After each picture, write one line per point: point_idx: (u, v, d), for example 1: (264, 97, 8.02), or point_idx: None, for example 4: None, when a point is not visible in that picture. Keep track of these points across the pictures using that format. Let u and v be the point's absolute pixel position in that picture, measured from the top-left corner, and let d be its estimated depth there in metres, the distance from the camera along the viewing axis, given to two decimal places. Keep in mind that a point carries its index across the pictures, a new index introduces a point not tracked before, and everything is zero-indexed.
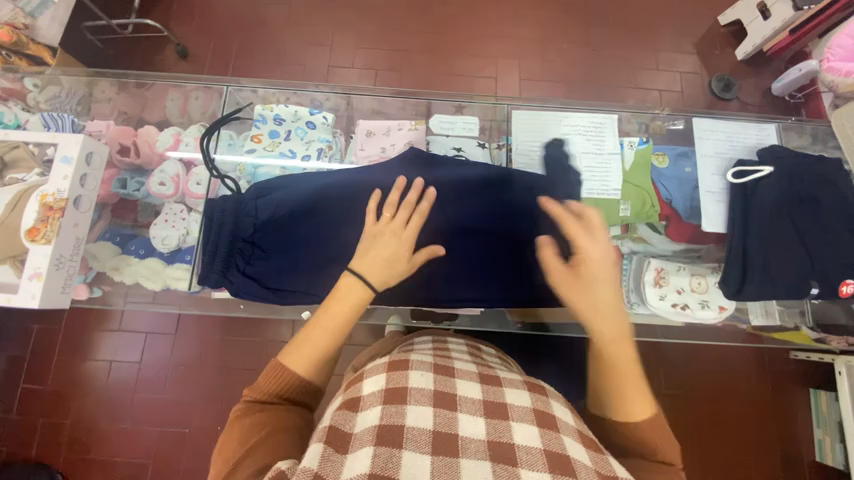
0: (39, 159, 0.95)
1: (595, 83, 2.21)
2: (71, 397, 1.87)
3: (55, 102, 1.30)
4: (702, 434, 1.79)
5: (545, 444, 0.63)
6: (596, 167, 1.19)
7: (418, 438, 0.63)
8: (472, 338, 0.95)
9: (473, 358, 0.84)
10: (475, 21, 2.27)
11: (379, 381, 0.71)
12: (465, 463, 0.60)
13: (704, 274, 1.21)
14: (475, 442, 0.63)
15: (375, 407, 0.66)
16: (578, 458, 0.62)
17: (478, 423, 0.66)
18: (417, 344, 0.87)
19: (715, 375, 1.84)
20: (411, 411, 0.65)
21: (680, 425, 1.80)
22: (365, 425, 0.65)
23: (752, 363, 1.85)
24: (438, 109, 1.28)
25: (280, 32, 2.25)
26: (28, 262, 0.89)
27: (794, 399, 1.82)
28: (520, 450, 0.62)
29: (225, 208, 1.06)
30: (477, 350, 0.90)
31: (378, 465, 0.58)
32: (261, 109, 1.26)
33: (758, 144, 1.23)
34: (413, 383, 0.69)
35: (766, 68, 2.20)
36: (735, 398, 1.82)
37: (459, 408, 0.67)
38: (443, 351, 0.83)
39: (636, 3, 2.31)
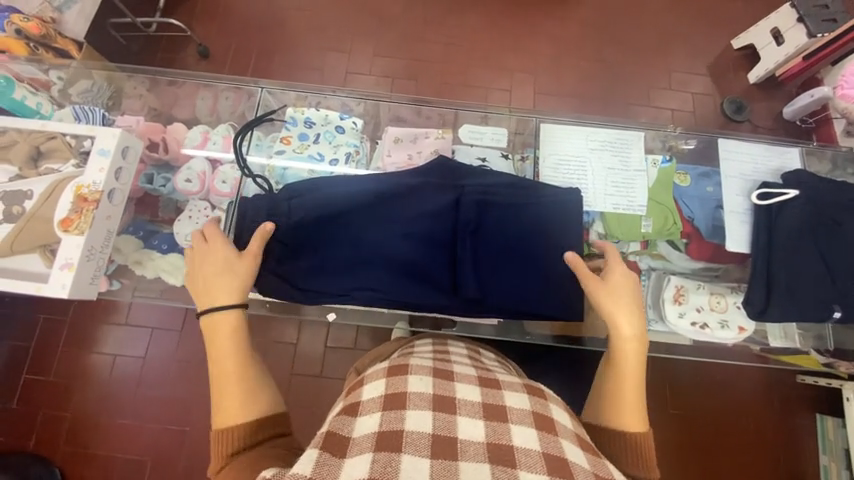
0: (76, 150, 0.96)
1: (609, 100, 2.24)
2: (73, 390, 1.86)
3: (87, 96, 1.32)
4: (704, 454, 1.78)
5: (544, 447, 0.65)
6: (620, 183, 1.21)
7: (418, 441, 0.63)
8: (472, 343, 0.98)
9: (473, 361, 0.85)
10: (492, 35, 2.31)
11: (375, 389, 0.72)
12: (465, 466, 0.61)
13: (724, 293, 1.22)
14: (474, 445, 0.64)
15: (374, 413, 0.68)
16: (576, 461, 0.65)
17: (477, 426, 0.67)
18: (417, 346, 0.90)
19: (723, 396, 1.82)
20: (411, 415, 0.66)
21: (682, 445, 1.78)
22: (363, 431, 0.66)
23: (759, 386, 1.83)
24: (466, 119, 1.29)
25: (301, 37, 2.29)
26: (61, 252, 0.90)
27: (800, 425, 1.80)
28: (519, 452, 0.64)
29: (260, 206, 1.08)
30: (476, 353, 0.92)
31: (378, 470, 0.59)
32: (292, 112, 1.29)
33: (781, 168, 1.24)
34: (413, 388, 0.71)
35: (778, 93, 2.23)
36: (740, 420, 1.81)
37: (459, 411, 0.68)
38: (443, 355, 0.84)
39: (652, 23, 2.35)
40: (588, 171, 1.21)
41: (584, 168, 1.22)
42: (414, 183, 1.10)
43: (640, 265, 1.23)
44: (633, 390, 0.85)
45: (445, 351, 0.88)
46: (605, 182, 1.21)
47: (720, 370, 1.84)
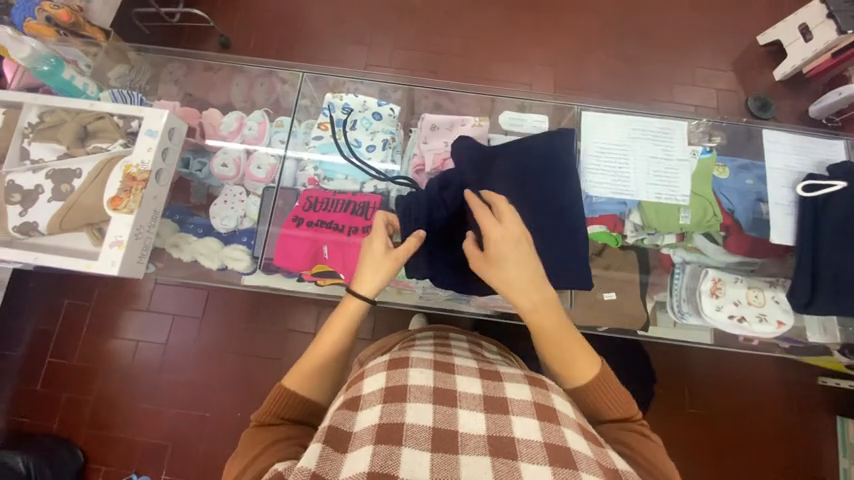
0: (124, 130, 0.98)
1: (631, 95, 2.21)
2: (95, 374, 1.89)
3: (124, 81, 1.34)
4: (721, 453, 1.76)
5: (545, 437, 0.64)
6: (662, 172, 1.20)
7: (418, 435, 0.63)
8: (473, 335, 0.99)
9: (474, 355, 0.86)
10: (514, 28, 2.29)
11: (376, 381, 0.73)
12: (465, 458, 0.60)
13: (762, 287, 1.20)
14: (475, 437, 0.64)
15: (374, 405, 0.68)
16: (579, 450, 0.63)
17: (479, 419, 0.67)
18: (418, 340, 0.90)
19: (742, 396, 1.80)
20: (411, 408, 0.67)
21: (697, 441, 1.77)
22: (363, 424, 0.66)
23: (777, 386, 1.81)
24: (505, 107, 1.30)
25: (322, 28, 2.29)
26: (110, 230, 0.92)
27: (820, 426, 1.78)
28: (520, 444, 0.63)
29: (418, 202, 1.04)
30: (477, 347, 0.93)
31: (378, 463, 0.59)
32: (331, 98, 1.30)
33: (827, 160, 1.22)
34: (413, 381, 0.71)
35: (805, 90, 2.18)
36: (757, 419, 1.79)
37: (459, 404, 0.68)
38: (444, 348, 0.85)
39: (678, 18, 2.32)
40: (628, 160, 1.21)
41: (624, 157, 1.22)
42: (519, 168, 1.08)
43: (673, 258, 1.26)
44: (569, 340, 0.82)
45: (446, 344, 0.89)
46: (646, 171, 1.20)
47: (739, 368, 1.82)
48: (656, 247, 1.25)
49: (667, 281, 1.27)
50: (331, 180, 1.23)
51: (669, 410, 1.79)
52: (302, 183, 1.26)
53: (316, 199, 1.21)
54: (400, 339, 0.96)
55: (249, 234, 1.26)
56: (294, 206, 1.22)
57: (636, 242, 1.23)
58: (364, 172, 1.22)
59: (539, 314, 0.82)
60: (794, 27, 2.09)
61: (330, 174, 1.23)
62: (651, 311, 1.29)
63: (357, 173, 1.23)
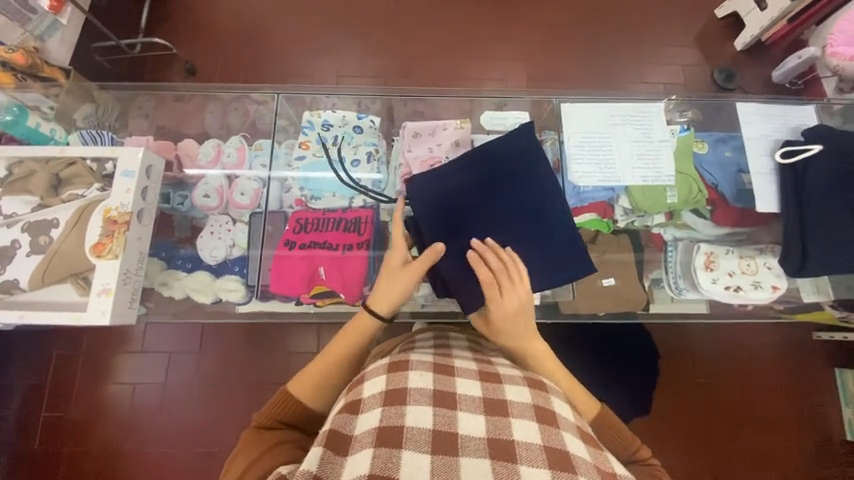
0: (98, 174, 0.94)
1: (601, 80, 2.24)
2: (94, 424, 1.83)
3: (92, 120, 1.30)
4: (729, 419, 1.79)
5: (545, 441, 0.64)
6: (645, 154, 1.22)
7: (418, 437, 0.62)
8: (473, 334, 0.97)
9: (474, 354, 0.85)
10: (481, 25, 2.30)
11: (376, 385, 0.71)
12: (465, 461, 0.60)
13: (753, 255, 1.23)
14: (474, 440, 0.63)
15: (375, 408, 0.67)
16: (577, 454, 0.64)
17: (478, 421, 0.66)
18: (419, 342, 0.89)
19: (743, 360, 1.84)
20: (411, 410, 0.66)
21: (704, 411, 1.80)
22: (365, 426, 0.65)
23: (775, 347, 1.85)
24: (484, 108, 1.30)
25: (288, 44, 2.26)
26: (96, 278, 0.89)
27: (820, 381, 1.82)
28: (520, 446, 0.63)
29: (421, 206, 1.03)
30: (476, 345, 0.91)
31: (378, 466, 0.59)
32: (309, 116, 1.28)
33: (801, 125, 1.26)
34: (412, 384, 0.70)
35: (766, 57, 2.25)
36: (760, 382, 1.83)
37: (459, 407, 0.67)
38: (444, 349, 0.84)
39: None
40: (612, 145, 1.23)
41: (608, 143, 1.23)
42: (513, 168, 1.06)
43: (664, 237, 1.26)
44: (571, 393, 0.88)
45: (446, 344, 0.88)
46: (630, 156, 1.22)
47: (737, 333, 1.86)
48: (647, 229, 1.26)
49: (661, 257, 1.26)
50: (319, 199, 1.22)
51: (676, 383, 1.82)
52: (290, 205, 1.23)
53: (306, 220, 1.20)
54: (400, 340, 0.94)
55: (240, 263, 1.23)
56: (284, 230, 1.21)
57: (628, 225, 1.24)
58: (331, 191, 1.21)
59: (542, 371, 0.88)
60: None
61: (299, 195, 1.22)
62: (649, 289, 1.28)
63: (345, 189, 1.21)
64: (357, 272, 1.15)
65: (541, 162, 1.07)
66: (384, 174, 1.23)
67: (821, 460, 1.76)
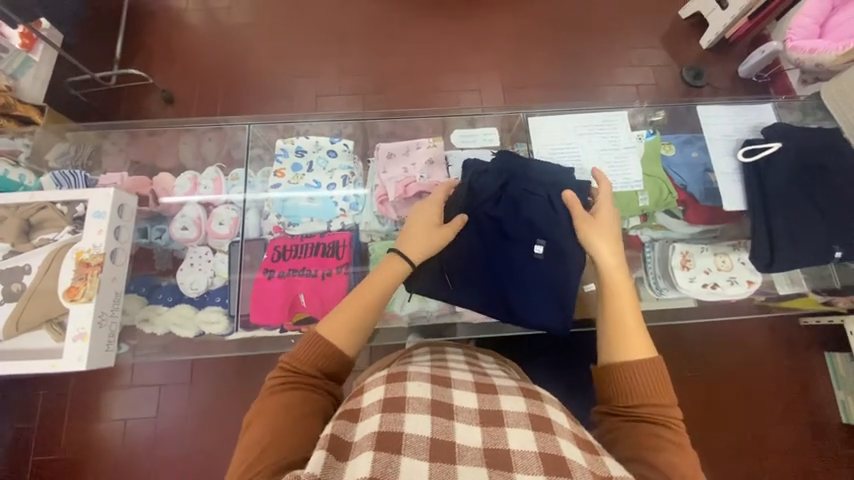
0: (69, 217, 0.94)
1: (575, 85, 2.29)
2: (86, 463, 1.76)
3: (64, 159, 1.29)
4: (726, 412, 1.81)
5: (541, 447, 0.65)
6: (613, 162, 1.25)
7: (416, 444, 0.63)
8: (470, 347, 0.96)
9: (470, 366, 0.84)
10: (454, 38, 2.35)
11: (375, 394, 0.71)
12: (461, 469, 0.61)
13: (727, 252, 1.26)
14: (471, 449, 0.64)
15: (374, 415, 0.67)
16: (573, 460, 0.64)
17: (475, 432, 0.67)
18: (415, 353, 0.87)
19: (735, 351, 1.87)
20: (410, 418, 0.66)
21: (701, 405, 1.81)
22: (364, 432, 0.65)
23: (763, 336, 1.88)
24: (455, 125, 1.32)
25: (265, 68, 2.28)
26: (70, 323, 0.88)
27: (810, 366, 1.85)
28: (516, 455, 0.64)
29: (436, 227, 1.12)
30: (473, 358, 0.91)
31: (378, 470, 0.59)
32: (282, 144, 1.30)
33: (759, 124, 1.30)
34: (411, 393, 0.70)
35: (732, 54, 2.32)
36: (752, 373, 1.85)
37: (456, 418, 0.68)
38: (441, 361, 0.82)
39: (605, 5, 2.43)
40: (581, 154, 1.26)
41: (576, 153, 1.26)
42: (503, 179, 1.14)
43: (642, 239, 1.27)
44: (633, 323, 0.83)
45: (443, 357, 0.86)
46: (598, 164, 1.25)
47: (726, 326, 1.89)
48: (624, 232, 1.27)
49: (641, 254, 1.26)
50: (297, 225, 1.23)
51: (672, 378, 1.83)
52: (267, 231, 1.24)
53: (285, 248, 1.21)
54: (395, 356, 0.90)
55: (222, 293, 1.22)
56: (262, 258, 1.21)
57: None
58: (309, 217, 1.23)
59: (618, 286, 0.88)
60: None
61: (276, 223, 1.23)
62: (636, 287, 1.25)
63: (323, 213, 1.23)
64: (338, 295, 1.15)
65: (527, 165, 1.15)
66: (362, 196, 1.25)
67: (819, 444, 1.77)
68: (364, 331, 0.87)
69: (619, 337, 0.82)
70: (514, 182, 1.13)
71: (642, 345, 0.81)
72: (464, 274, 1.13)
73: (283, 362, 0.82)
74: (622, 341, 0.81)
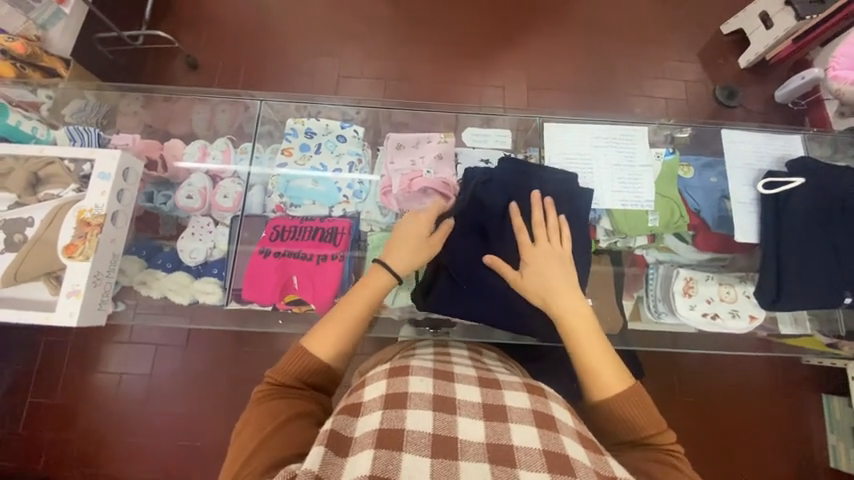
0: (76, 175, 0.95)
1: (604, 92, 2.22)
2: (79, 411, 1.81)
3: (80, 115, 1.30)
4: (715, 441, 1.78)
5: (545, 445, 0.64)
6: (627, 178, 1.22)
7: (418, 440, 0.63)
8: (473, 344, 0.99)
9: (473, 361, 0.85)
10: (484, 32, 2.29)
11: (377, 388, 0.71)
12: (464, 466, 0.61)
13: (732, 283, 1.23)
14: (474, 444, 0.64)
15: (375, 411, 0.67)
16: (577, 458, 0.64)
17: (478, 426, 0.67)
18: (419, 349, 0.89)
19: (733, 382, 1.83)
20: (411, 414, 0.66)
21: (690, 432, 1.78)
22: (365, 429, 0.65)
23: (762, 370, 1.84)
24: (468, 123, 1.30)
25: (291, 43, 2.26)
26: (66, 279, 0.90)
27: (806, 406, 1.81)
28: (519, 452, 0.63)
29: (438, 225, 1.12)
30: (477, 354, 0.92)
31: (379, 467, 0.59)
32: (292, 123, 1.30)
33: (785, 155, 1.25)
34: (413, 388, 0.70)
35: (770, 77, 2.21)
36: (746, 405, 1.81)
37: (459, 412, 0.68)
38: (444, 356, 0.84)
39: (644, 13, 2.33)
40: (593, 167, 1.22)
41: (589, 164, 1.23)
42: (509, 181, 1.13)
43: (646, 259, 1.26)
44: (604, 353, 0.81)
45: (447, 352, 0.88)
46: (610, 178, 1.21)
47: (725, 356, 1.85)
48: (630, 250, 1.25)
49: (642, 274, 1.26)
50: (298, 207, 1.23)
51: (664, 402, 1.80)
52: (270, 209, 1.25)
53: (283, 228, 1.22)
54: (399, 350, 0.94)
55: (219, 265, 1.23)
56: (261, 236, 1.22)
57: (611, 245, 1.22)
58: (310, 200, 1.23)
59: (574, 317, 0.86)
60: (754, 16, 2.12)
61: (276, 203, 1.24)
62: (633, 308, 1.25)
63: (326, 198, 1.22)
64: (330, 281, 1.16)
65: (536, 172, 1.15)
66: (367, 185, 1.24)
67: None
68: (350, 344, 0.87)
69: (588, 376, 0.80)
70: (520, 190, 1.12)
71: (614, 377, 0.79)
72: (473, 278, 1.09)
73: (267, 378, 0.83)
74: (593, 380, 0.79)
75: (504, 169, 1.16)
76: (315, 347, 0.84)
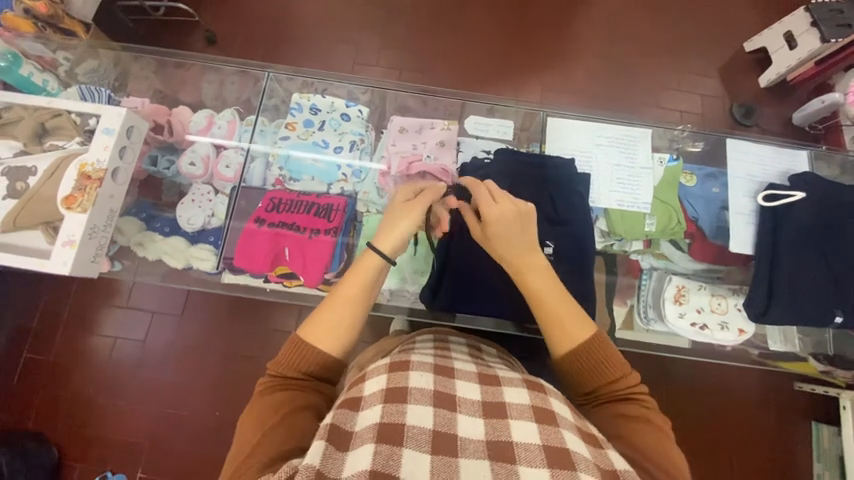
0: (81, 128, 1.01)
1: (625, 97, 2.14)
2: (74, 369, 1.79)
3: (93, 76, 1.32)
4: (714, 466, 1.68)
5: (545, 440, 0.64)
6: (627, 179, 1.25)
7: (418, 436, 0.63)
8: (472, 339, 0.97)
9: (473, 358, 0.86)
10: (506, 25, 2.24)
11: (377, 383, 0.71)
12: (464, 462, 0.61)
13: (725, 295, 1.24)
14: (474, 442, 0.64)
15: (375, 406, 0.67)
16: (577, 452, 0.64)
17: (477, 424, 0.67)
18: (418, 344, 0.89)
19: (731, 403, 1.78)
20: (411, 410, 0.66)
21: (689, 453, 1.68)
22: (365, 423, 0.66)
23: (764, 398, 1.73)
24: (472, 111, 1.32)
25: (308, 24, 2.22)
26: (63, 228, 0.94)
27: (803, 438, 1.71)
28: (519, 448, 0.64)
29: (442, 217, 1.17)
30: (477, 350, 0.93)
31: (380, 463, 0.59)
32: (298, 98, 1.33)
33: (789, 170, 1.27)
34: (413, 383, 0.71)
35: (791, 98, 2.14)
36: (748, 430, 1.71)
37: (459, 409, 0.69)
38: (444, 352, 0.84)
39: (673, 18, 2.26)
40: (594, 165, 1.25)
41: (590, 163, 1.25)
42: (514, 173, 1.15)
43: (642, 265, 1.27)
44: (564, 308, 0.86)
45: (446, 347, 0.88)
46: (610, 178, 1.24)
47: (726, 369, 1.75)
48: (625, 254, 1.26)
49: (635, 283, 1.26)
50: (297, 181, 1.26)
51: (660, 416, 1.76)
52: (269, 183, 1.27)
53: (280, 200, 1.24)
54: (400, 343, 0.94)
55: (216, 234, 1.25)
56: (257, 206, 1.24)
57: (606, 247, 1.24)
58: (311, 176, 1.26)
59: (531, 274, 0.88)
60: (779, 35, 2.03)
61: (274, 177, 1.27)
62: (625, 317, 1.25)
63: (326, 175, 1.26)
64: (321, 256, 1.19)
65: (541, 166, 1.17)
66: (367, 167, 1.27)
67: None
68: (351, 332, 0.87)
69: (556, 333, 0.85)
70: (521, 183, 1.15)
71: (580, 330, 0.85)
72: (479, 269, 1.15)
73: (269, 371, 0.84)
74: (560, 336, 0.84)
75: (510, 160, 1.17)
76: (315, 342, 0.84)
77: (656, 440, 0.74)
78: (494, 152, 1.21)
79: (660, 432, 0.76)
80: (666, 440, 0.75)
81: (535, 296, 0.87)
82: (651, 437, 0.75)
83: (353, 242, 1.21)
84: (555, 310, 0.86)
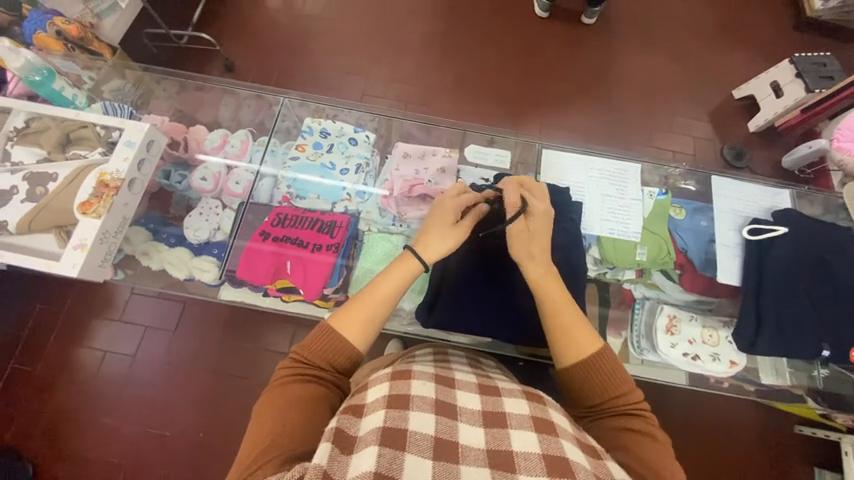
0: (104, 140, 1.08)
1: (619, 136, 2.24)
2: (59, 383, 1.76)
3: (117, 94, 1.41)
4: None
5: (545, 449, 0.65)
6: (618, 209, 1.31)
7: (420, 442, 0.64)
8: (471, 353, 1.01)
9: (473, 369, 0.88)
10: (509, 65, 2.37)
11: (379, 390, 0.73)
12: (465, 469, 0.62)
13: (716, 327, 1.27)
14: (475, 450, 0.65)
15: (378, 410, 0.68)
16: (577, 461, 0.64)
17: (478, 433, 0.68)
18: (418, 356, 0.91)
19: (737, 449, 1.69)
20: (414, 416, 0.67)
21: None
22: (368, 427, 0.66)
23: (756, 437, 1.70)
24: (473, 141, 1.41)
25: (321, 57, 2.35)
26: (76, 233, 0.99)
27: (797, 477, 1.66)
28: (519, 457, 0.64)
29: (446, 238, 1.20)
30: (476, 362, 0.95)
31: (383, 465, 0.60)
32: (310, 122, 1.41)
33: (772, 207, 1.35)
34: (415, 391, 0.72)
35: (779, 141, 2.22)
36: (742, 469, 1.67)
37: (459, 418, 0.70)
38: (444, 363, 0.86)
39: (663, 65, 2.40)
40: (586, 196, 1.32)
41: (582, 193, 1.33)
42: None
43: (634, 294, 1.30)
44: (573, 320, 0.90)
45: (446, 359, 0.90)
46: (602, 209, 1.31)
47: (717, 403, 1.73)
48: (618, 283, 1.30)
49: (627, 314, 1.29)
50: (303, 199, 1.32)
51: None
52: (276, 199, 1.33)
53: (286, 216, 1.29)
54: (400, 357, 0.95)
55: (221, 247, 1.29)
56: (263, 221, 1.29)
57: (598, 275, 1.28)
58: (317, 197, 1.32)
59: (541, 283, 0.93)
60: (765, 84, 2.16)
61: (280, 195, 1.33)
62: (620, 349, 1.27)
63: (330, 194, 1.32)
64: (320, 272, 1.22)
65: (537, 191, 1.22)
66: (369, 189, 1.34)
67: None
68: (378, 326, 0.91)
69: (564, 339, 0.88)
70: None
71: (588, 339, 0.87)
72: (472, 290, 1.18)
73: (294, 354, 0.87)
74: (568, 342, 0.87)
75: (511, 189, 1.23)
76: (345, 334, 0.88)
77: (657, 454, 0.75)
78: (493, 177, 1.28)
79: (661, 446, 0.77)
80: (674, 463, 0.75)
81: (547, 302, 0.92)
82: (657, 452, 0.75)
83: (352, 262, 1.26)
84: (565, 317, 0.90)
